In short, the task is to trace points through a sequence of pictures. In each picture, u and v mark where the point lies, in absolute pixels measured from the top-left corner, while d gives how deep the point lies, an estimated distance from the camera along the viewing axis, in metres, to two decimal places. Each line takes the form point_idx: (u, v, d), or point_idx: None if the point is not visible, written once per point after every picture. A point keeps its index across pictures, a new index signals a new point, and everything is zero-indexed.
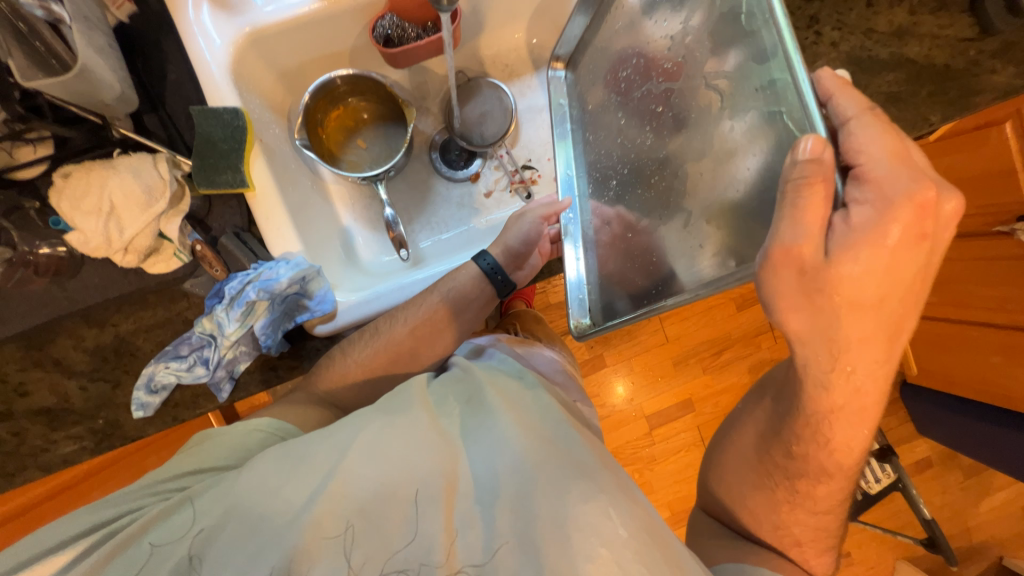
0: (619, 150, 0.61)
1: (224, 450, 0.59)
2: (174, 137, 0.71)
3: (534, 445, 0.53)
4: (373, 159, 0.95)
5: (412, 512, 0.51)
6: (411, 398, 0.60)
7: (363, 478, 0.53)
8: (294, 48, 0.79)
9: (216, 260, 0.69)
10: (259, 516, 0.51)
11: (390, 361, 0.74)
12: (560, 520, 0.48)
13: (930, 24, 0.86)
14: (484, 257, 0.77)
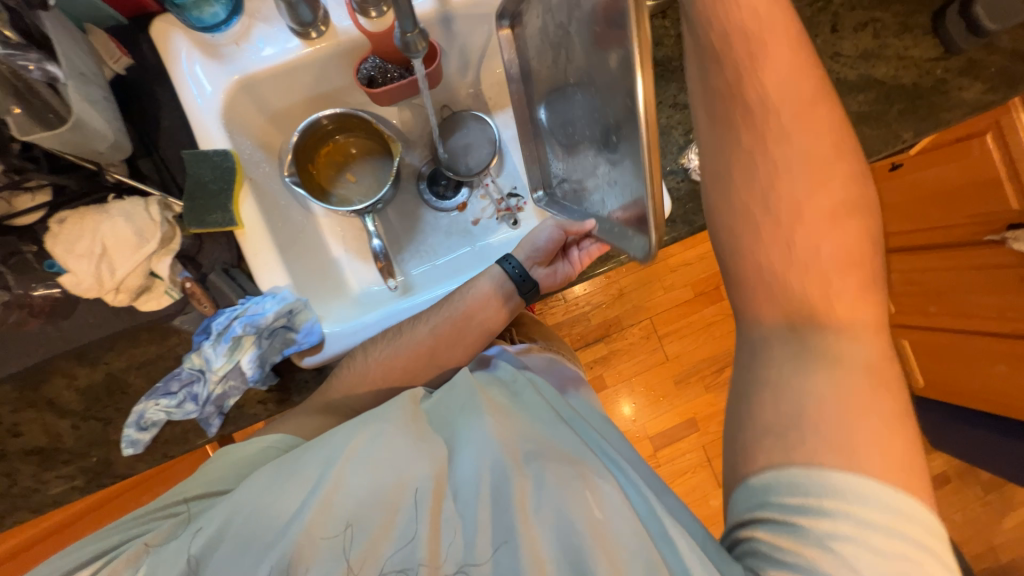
0: (567, 115, 0.65)
1: (230, 467, 0.64)
2: (166, 179, 0.73)
3: (514, 443, 0.62)
4: (363, 192, 0.97)
5: (401, 514, 0.57)
6: (398, 411, 0.66)
7: (357, 487, 0.58)
8: (283, 92, 0.83)
9: (206, 296, 0.70)
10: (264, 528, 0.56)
11: (410, 363, 0.76)
12: (537, 501, 0.57)
13: (895, 47, 0.89)
14: (510, 260, 0.80)
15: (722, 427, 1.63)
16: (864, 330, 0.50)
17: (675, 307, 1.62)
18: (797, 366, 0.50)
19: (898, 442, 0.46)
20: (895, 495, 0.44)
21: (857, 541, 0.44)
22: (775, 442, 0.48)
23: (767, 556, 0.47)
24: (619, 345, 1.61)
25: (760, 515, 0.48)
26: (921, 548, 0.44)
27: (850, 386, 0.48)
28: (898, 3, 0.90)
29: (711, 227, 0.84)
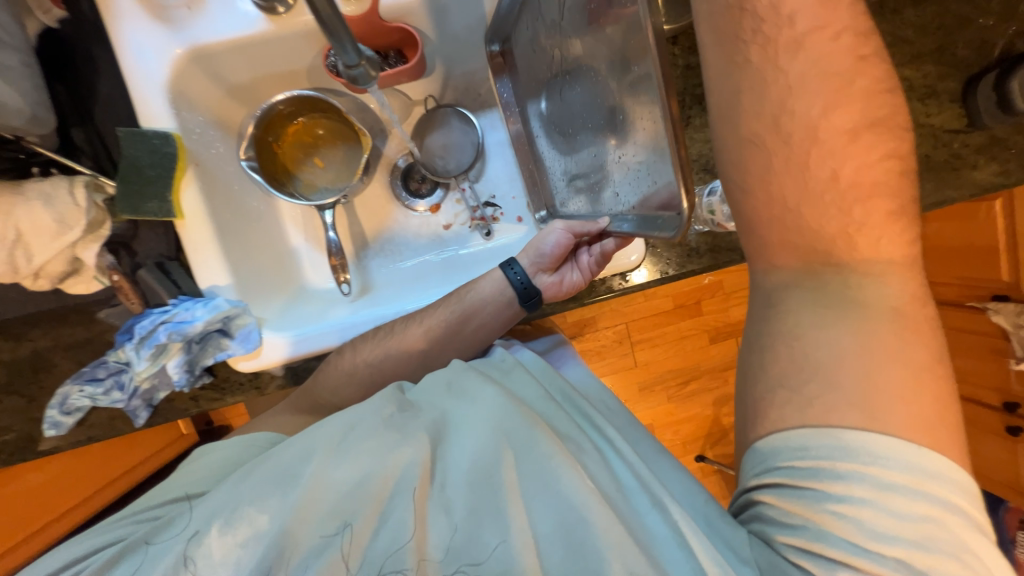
0: (588, 112, 0.62)
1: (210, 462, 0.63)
2: (100, 155, 0.69)
3: (504, 420, 0.58)
4: (330, 180, 0.90)
5: (388, 501, 0.55)
6: (383, 399, 0.64)
7: (339, 476, 0.56)
8: (244, 66, 0.75)
9: (134, 292, 0.68)
10: (250, 524, 0.54)
11: (399, 364, 0.73)
12: (530, 483, 0.55)
13: (917, 112, 0.82)
14: (513, 267, 0.75)
15: (676, 437, 1.67)
16: (892, 266, 0.46)
17: (651, 316, 1.57)
18: (812, 316, 0.47)
19: (925, 396, 0.44)
20: (919, 452, 0.42)
21: (875, 503, 0.43)
22: (788, 400, 0.46)
23: (778, 520, 0.46)
24: (591, 346, 1.58)
25: (766, 479, 0.47)
26: (949, 506, 0.42)
27: (876, 333, 0.45)
28: (929, 62, 0.82)
29: (683, 278, 0.81)
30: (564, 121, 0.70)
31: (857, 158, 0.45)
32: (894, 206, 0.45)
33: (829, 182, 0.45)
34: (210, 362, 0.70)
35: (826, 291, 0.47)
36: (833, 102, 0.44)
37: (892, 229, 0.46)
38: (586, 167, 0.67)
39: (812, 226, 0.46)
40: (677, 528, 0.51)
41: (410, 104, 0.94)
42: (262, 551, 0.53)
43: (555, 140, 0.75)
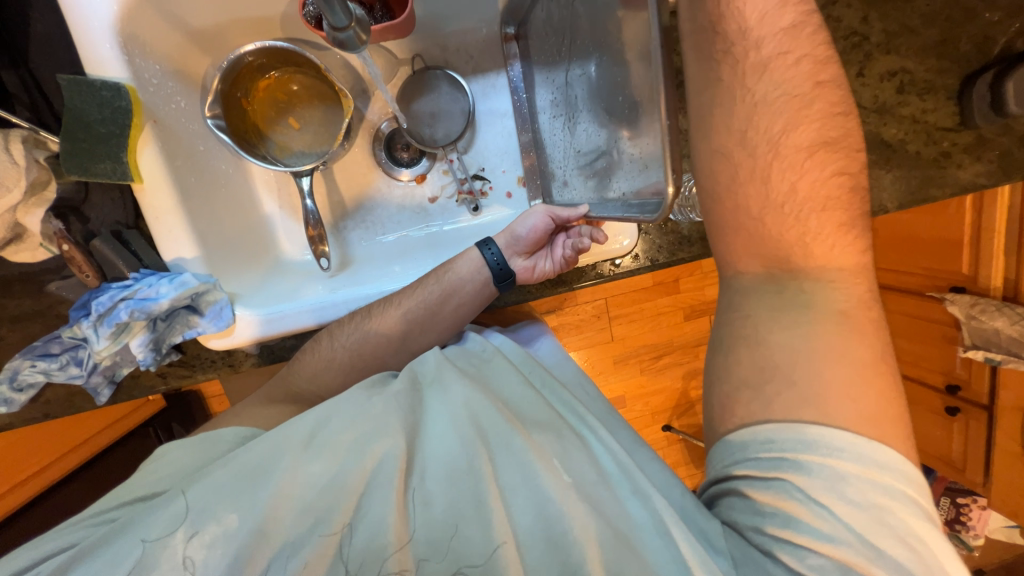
0: (587, 89, 0.62)
1: (185, 453, 0.59)
2: (40, 105, 0.60)
3: (479, 413, 0.59)
4: (307, 143, 0.83)
5: (365, 496, 0.53)
6: (355, 393, 0.63)
7: (316, 472, 0.54)
8: (205, 8, 0.67)
9: (87, 264, 0.62)
10: (223, 522, 0.51)
11: (379, 350, 0.70)
12: (510, 478, 0.55)
13: (914, 107, 0.82)
14: (490, 247, 0.73)
15: (647, 408, 1.73)
16: (841, 272, 0.51)
17: (631, 292, 1.59)
18: (771, 317, 0.52)
19: (873, 390, 0.47)
20: (870, 443, 0.46)
21: (831, 490, 0.46)
22: (752, 398, 0.50)
23: (747, 508, 0.49)
24: (570, 319, 1.58)
25: (736, 471, 0.50)
26: (897, 494, 0.45)
27: (829, 335, 0.49)
28: (932, 57, 0.81)
29: (672, 266, 0.80)
30: (565, 115, 0.71)
31: (813, 170, 0.51)
32: (844, 216, 0.52)
33: (787, 193, 0.52)
34: (179, 341, 0.66)
35: (785, 294, 0.52)
36: (786, 101, 0.51)
37: (843, 236, 0.52)
38: (586, 152, 0.66)
39: (760, 212, 0.52)
40: (658, 512, 0.52)
41: (396, 64, 0.87)
42: (236, 546, 0.50)
43: (559, 123, 0.75)
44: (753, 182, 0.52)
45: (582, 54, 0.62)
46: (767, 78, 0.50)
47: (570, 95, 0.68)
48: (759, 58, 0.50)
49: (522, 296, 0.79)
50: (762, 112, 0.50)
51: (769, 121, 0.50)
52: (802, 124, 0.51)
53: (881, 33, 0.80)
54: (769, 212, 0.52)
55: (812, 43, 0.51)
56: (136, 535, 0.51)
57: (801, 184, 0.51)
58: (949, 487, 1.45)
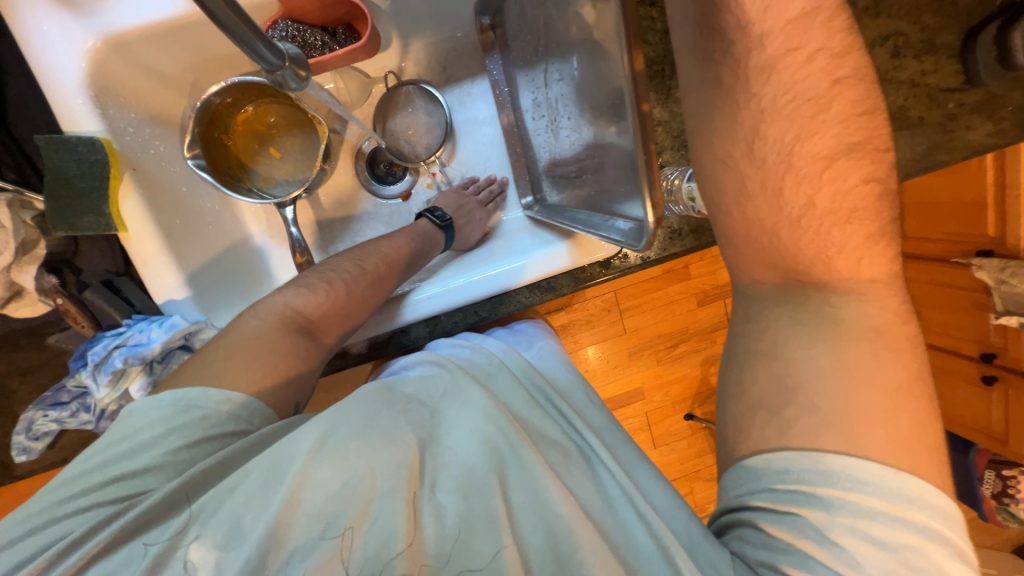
0: (568, 88, 0.60)
1: (194, 431, 0.51)
2: (24, 167, 0.63)
3: (500, 421, 0.56)
4: (290, 171, 0.83)
5: (374, 502, 0.49)
6: (371, 393, 0.57)
7: (326, 477, 0.49)
8: (173, 52, 0.68)
9: (82, 315, 0.64)
10: (231, 516, 0.47)
11: (373, 285, 0.69)
12: (524, 494, 0.52)
13: (912, 70, 0.77)
14: (435, 211, 0.82)
15: (668, 398, 1.69)
16: (874, 284, 0.44)
17: (641, 282, 1.55)
18: (793, 332, 0.45)
19: (905, 418, 0.41)
20: (898, 476, 0.40)
21: (853, 527, 0.41)
22: (768, 421, 0.44)
23: (761, 543, 0.44)
24: (580, 315, 1.56)
25: (751, 502, 0.45)
26: (928, 532, 0.40)
27: (855, 354, 0.43)
28: (928, 14, 0.76)
29: (665, 261, 0.79)
30: (546, 118, 0.71)
31: (834, 182, 0.43)
32: (873, 228, 0.44)
33: (805, 207, 0.43)
34: None
35: (805, 307, 0.45)
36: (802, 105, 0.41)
37: (872, 250, 0.44)
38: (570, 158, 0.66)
39: (773, 227, 0.44)
40: (658, 534, 0.50)
41: (368, 83, 0.87)
42: (242, 557, 0.45)
43: (542, 122, 0.73)
44: (765, 177, 0.43)
45: (560, 56, 0.60)
46: (778, 79, 0.41)
47: (542, 95, 0.69)
48: (768, 59, 0.40)
49: (517, 308, 0.78)
50: (773, 119, 0.41)
51: (780, 133, 0.42)
52: (816, 135, 0.42)
53: None
54: (784, 228, 0.44)
55: (829, 32, 0.41)
56: (156, 537, 0.47)
57: (822, 199, 0.43)
58: (993, 460, 1.34)
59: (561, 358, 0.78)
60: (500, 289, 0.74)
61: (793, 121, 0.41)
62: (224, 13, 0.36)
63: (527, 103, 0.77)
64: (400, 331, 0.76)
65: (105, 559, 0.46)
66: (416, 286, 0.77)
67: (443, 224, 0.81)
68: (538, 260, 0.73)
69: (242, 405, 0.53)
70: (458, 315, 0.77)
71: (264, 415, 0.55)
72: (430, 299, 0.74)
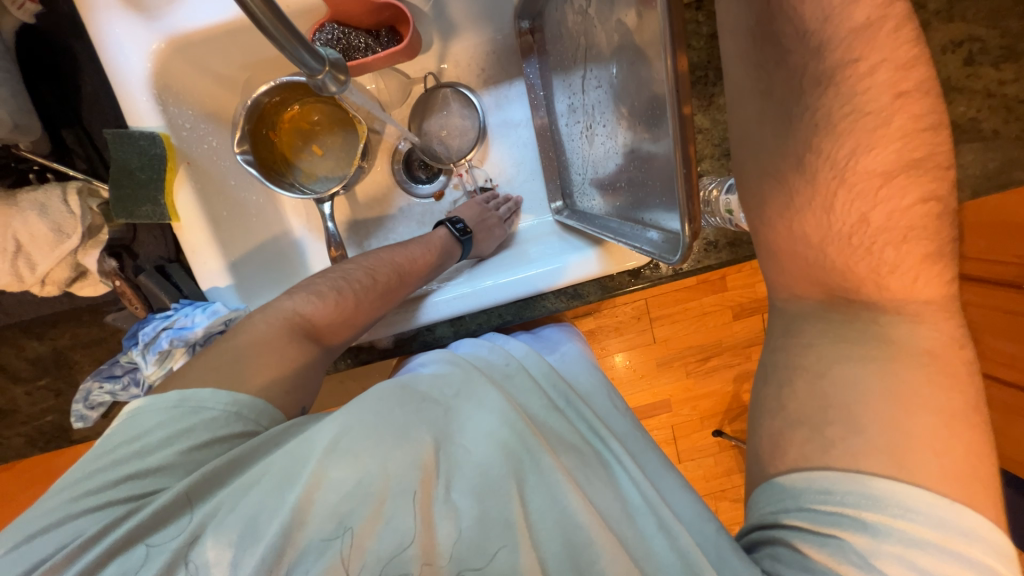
0: (607, 92, 0.59)
1: (199, 431, 0.53)
2: (93, 158, 0.68)
3: (515, 425, 0.56)
4: (330, 168, 0.86)
5: (387, 503, 0.49)
6: (382, 393, 0.57)
7: (343, 472, 0.50)
8: (229, 53, 0.72)
9: (136, 296, 0.69)
10: (245, 515, 0.49)
11: (389, 286, 0.71)
12: (540, 500, 0.52)
13: (988, 79, 0.70)
14: (455, 221, 0.81)
15: (696, 412, 1.64)
16: (929, 306, 0.40)
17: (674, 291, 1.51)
18: (839, 352, 0.42)
19: (961, 449, 0.38)
20: (954, 508, 0.37)
21: (901, 558, 0.38)
22: (808, 441, 0.42)
23: (795, 564, 0.41)
24: (608, 322, 1.53)
25: (785, 521, 0.42)
26: (984, 572, 0.37)
27: (909, 378, 0.39)
28: (1010, 18, 0.69)
29: (698, 273, 0.77)
30: (580, 121, 0.70)
31: (890, 201, 0.38)
32: (931, 249, 0.39)
33: (856, 224, 0.39)
34: None
35: (853, 325, 0.42)
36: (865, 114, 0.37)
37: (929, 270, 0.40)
38: (605, 168, 0.65)
39: (820, 241, 0.41)
40: (686, 553, 0.48)
41: (408, 84, 0.89)
42: (260, 551, 0.47)
43: (578, 127, 0.72)
44: (813, 186, 0.39)
45: (599, 61, 0.59)
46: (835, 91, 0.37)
47: (579, 100, 0.68)
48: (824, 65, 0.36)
49: (543, 312, 0.78)
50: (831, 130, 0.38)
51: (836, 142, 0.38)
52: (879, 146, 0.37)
53: None
54: (834, 245, 0.40)
55: (892, 44, 0.36)
56: (173, 533, 0.49)
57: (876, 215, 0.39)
58: None
59: (586, 360, 0.77)
60: (534, 292, 0.73)
61: (847, 134, 0.37)
62: (269, 20, 0.37)
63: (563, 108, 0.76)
64: (425, 329, 0.79)
65: (124, 554, 0.48)
66: (438, 287, 0.79)
67: (464, 238, 0.80)
68: (575, 262, 0.72)
69: (249, 405, 0.56)
70: (482, 317, 0.78)
71: (269, 415, 0.57)
72: (454, 300, 0.74)
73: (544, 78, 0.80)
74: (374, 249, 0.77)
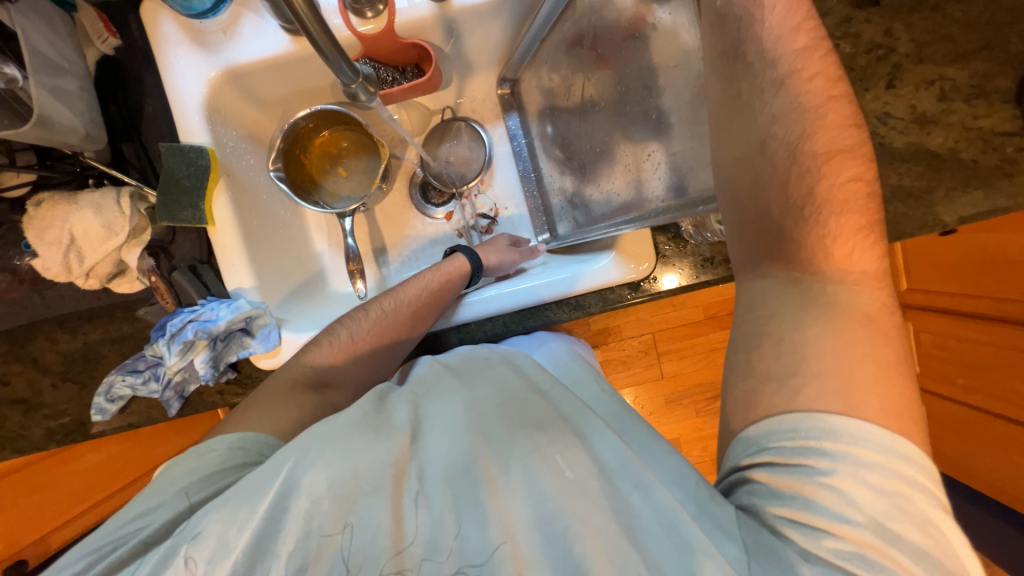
0: (600, 110, 0.74)
1: (206, 464, 0.59)
2: (146, 168, 0.76)
3: (481, 414, 0.60)
4: (353, 189, 0.93)
5: (360, 501, 0.52)
6: (360, 404, 0.62)
7: (314, 476, 0.52)
8: (273, 83, 0.81)
9: (168, 293, 0.74)
10: (218, 532, 0.51)
11: (412, 320, 0.77)
12: (511, 476, 0.53)
13: (962, 113, 0.76)
14: (471, 250, 0.84)
15: (706, 453, 1.60)
16: (865, 276, 0.52)
17: (679, 326, 1.53)
18: (796, 317, 0.53)
19: (894, 389, 0.48)
20: (893, 436, 0.47)
21: (853, 476, 0.46)
22: (777, 390, 0.51)
23: (767, 493, 0.49)
24: (615, 355, 1.54)
25: (758, 458, 0.51)
26: (915, 485, 0.46)
27: (851, 336, 0.50)
28: (976, 60, 0.75)
29: (696, 288, 0.81)
30: (573, 147, 0.82)
31: (833, 176, 0.51)
32: (863, 221, 0.51)
33: (806, 196, 0.51)
34: (234, 359, 0.76)
35: (807, 295, 0.53)
36: (803, 114, 0.51)
37: (862, 241, 0.52)
38: (602, 176, 0.76)
39: (780, 214, 0.53)
40: (664, 508, 0.49)
41: (427, 115, 0.98)
42: (232, 561, 0.49)
43: (575, 164, 0.82)
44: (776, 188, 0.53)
45: (601, 86, 0.72)
46: (785, 92, 0.52)
47: (578, 128, 0.79)
48: (775, 75, 0.52)
49: (547, 324, 0.82)
50: (782, 122, 0.52)
51: (786, 130, 0.52)
52: (820, 132, 0.51)
53: (910, 44, 0.76)
54: (790, 215, 0.53)
55: (824, 64, 0.51)
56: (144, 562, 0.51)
57: (820, 190, 0.51)
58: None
59: (580, 357, 0.85)
60: (538, 301, 0.78)
61: (797, 122, 0.51)
62: (318, 35, 0.46)
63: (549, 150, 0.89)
64: (433, 336, 0.85)
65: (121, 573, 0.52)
66: (478, 288, 0.83)
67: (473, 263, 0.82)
68: (592, 270, 0.77)
69: (253, 440, 0.63)
70: (487, 325, 0.83)
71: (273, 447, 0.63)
72: (489, 301, 0.80)
73: (526, 122, 0.95)
74: (394, 284, 0.81)
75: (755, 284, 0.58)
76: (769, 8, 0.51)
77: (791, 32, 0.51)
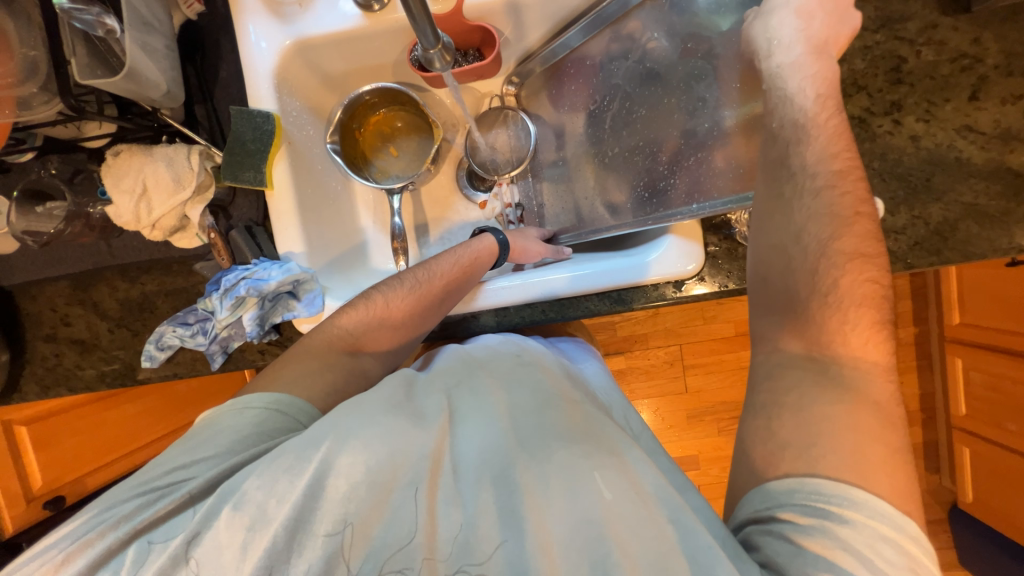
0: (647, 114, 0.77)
1: (242, 425, 0.62)
2: (215, 130, 0.80)
3: (516, 416, 0.60)
4: (402, 168, 0.94)
5: (396, 492, 0.53)
6: (392, 386, 0.63)
7: (351, 460, 0.53)
8: (339, 57, 0.83)
9: (225, 249, 0.78)
10: (255, 505, 0.53)
11: (445, 293, 0.77)
12: (549, 488, 0.53)
13: None
14: (498, 231, 0.84)
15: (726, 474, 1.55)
16: (874, 368, 0.54)
17: (708, 340, 1.49)
18: (813, 391, 0.54)
19: (911, 477, 0.50)
20: (905, 518, 0.47)
21: (870, 546, 0.46)
22: (796, 456, 0.51)
23: (789, 551, 0.48)
24: (639, 363, 1.52)
25: (778, 514, 0.50)
26: (923, 566, 0.46)
27: (866, 417, 0.51)
28: None
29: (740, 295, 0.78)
30: (621, 139, 0.81)
31: (854, 273, 0.57)
32: (876, 317, 0.55)
33: (830, 285, 0.57)
34: (279, 320, 0.78)
35: (824, 374, 0.55)
36: (827, 219, 0.59)
37: (878, 336, 0.55)
38: (652, 172, 0.77)
39: (807, 297, 0.58)
40: (701, 551, 0.48)
41: (480, 97, 0.99)
42: (271, 533, 0.51)
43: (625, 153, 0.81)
44: (811, 260, 0.58)
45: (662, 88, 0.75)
46: (819, 200, 0.59)
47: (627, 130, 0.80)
48: (815, 186, 0.60)
49: (580, 314, 0.81)
50: (814, 221, 0.59)
51: (818, 229, 0.59)
52: (844, 236, 0.58)
53: (1000, 55, 0.72)
54: (816, 301, 0.57)
55: (854, 186, 0.59)
56: (180, 525, 0.55)
57: (843, 284, 0.57)
58: None
59: (605, 374, 0.83)
60: (551, 296, 0.78)
61: (818, 226, 0.59)
62: (415, 2, 0.48)
63: (587, 146, 0.87)
64: (470, 316, 0.84)
65: (144, 535, 0.55)
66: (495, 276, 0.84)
67: (499, 241, 0.83)
68: (659, 259, 0.75)
69: (288, 403, 0.65)
70: (526, 310, 0.82)
71: (308, 414, 0.66)
72: (518, 290, 0.79)
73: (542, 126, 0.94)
74: (428, 258, 0.81)
75: (774, 355, 0.59)
76: (814, 138, 0.60)
77: (830, 158, 0.60)
